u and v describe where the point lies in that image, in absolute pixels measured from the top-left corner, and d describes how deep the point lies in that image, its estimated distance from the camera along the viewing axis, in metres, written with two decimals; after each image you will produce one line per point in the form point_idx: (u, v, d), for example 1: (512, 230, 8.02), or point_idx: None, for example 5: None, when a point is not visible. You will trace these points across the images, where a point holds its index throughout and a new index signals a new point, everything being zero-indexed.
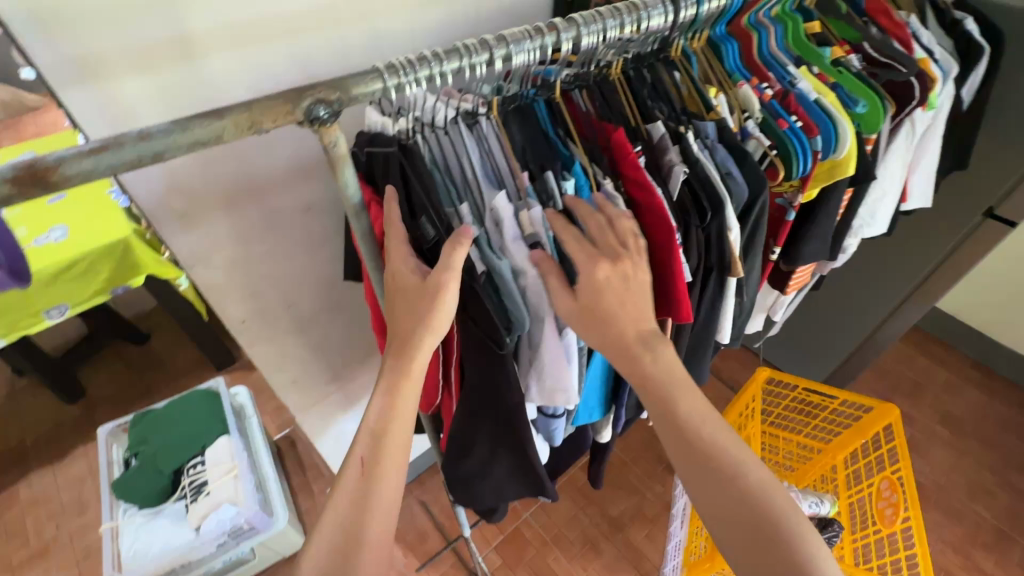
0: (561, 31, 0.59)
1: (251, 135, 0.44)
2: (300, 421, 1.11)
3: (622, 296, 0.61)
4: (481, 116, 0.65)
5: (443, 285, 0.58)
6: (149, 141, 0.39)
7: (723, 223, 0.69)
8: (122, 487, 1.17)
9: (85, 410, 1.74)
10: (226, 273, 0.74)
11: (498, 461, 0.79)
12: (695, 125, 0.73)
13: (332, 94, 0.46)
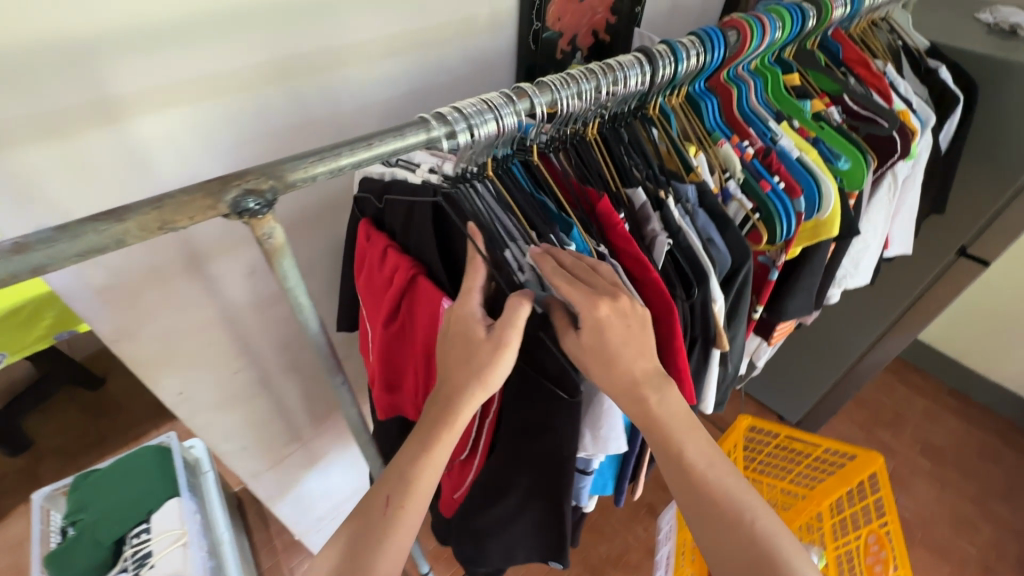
0: (534, 97, 0.57)
1: (163, 234, 0.38)
2: (254, 487, 1.01)
3: (625, 335, 0.54)
4: (478, 177, 0.61)
5: (506, 342, 0.54)
6: (25, 254, 0.33)
7: (709, 293, 0.65)
8: (55, 563, 1.05)
9: (30, 462, 1.61)
10: (157, 347, 0.66)
11: (520, 521, 0.74)
12: (676, 187, 0.69)
13: (263, 183, 0.41)
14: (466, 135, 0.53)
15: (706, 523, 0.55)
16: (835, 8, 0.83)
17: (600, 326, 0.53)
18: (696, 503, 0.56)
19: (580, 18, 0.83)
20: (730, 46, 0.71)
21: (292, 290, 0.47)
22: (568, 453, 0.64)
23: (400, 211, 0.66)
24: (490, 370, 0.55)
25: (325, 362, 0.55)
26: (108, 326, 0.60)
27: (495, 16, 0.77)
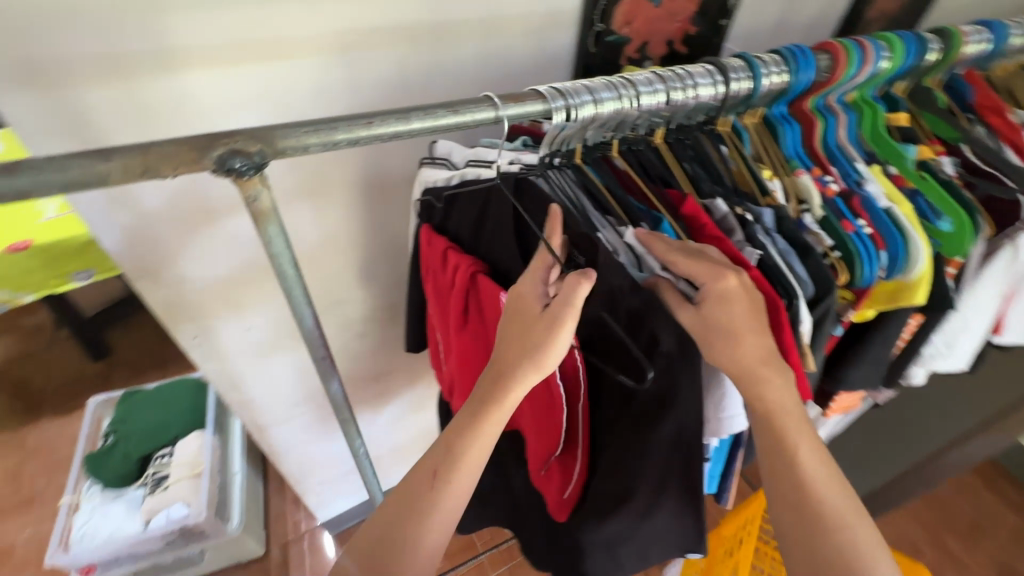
0: (615, 87, 0.53)
1: (146, 180, 0.38)
2: (259, 439, 1.05)
3: (752, 313, 0.49)
4: (567, 166, 0.60)
5: (560, 319, 0.49)
6: (13, 174, 0.33)
7: (794, 314, 0.54)
8: (92, 462, 1.17)
9: (104, 370, 1.81)
10: (179, 289, 0.70)
11: (654, 522, 0.57)
12: (750, 208, 0.60)
13: (253, 145, 0.40)
14: (582, 109, 0.51)
15: (797, 536, 0.50)
16: (966, 43, 0.70)
17: (730, 300, 0.48)
18: (791, 512, 0.51)
19: (656, 25, 0.77)
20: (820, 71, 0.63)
21: (277, 258, 0.46)
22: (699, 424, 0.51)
23: (472, 207, 0.62)
24: (544, 352, 0.50)
25: (307, 334, 0.53)
26: (133, 263, 0.64)
27: (563, 12, 0.73)
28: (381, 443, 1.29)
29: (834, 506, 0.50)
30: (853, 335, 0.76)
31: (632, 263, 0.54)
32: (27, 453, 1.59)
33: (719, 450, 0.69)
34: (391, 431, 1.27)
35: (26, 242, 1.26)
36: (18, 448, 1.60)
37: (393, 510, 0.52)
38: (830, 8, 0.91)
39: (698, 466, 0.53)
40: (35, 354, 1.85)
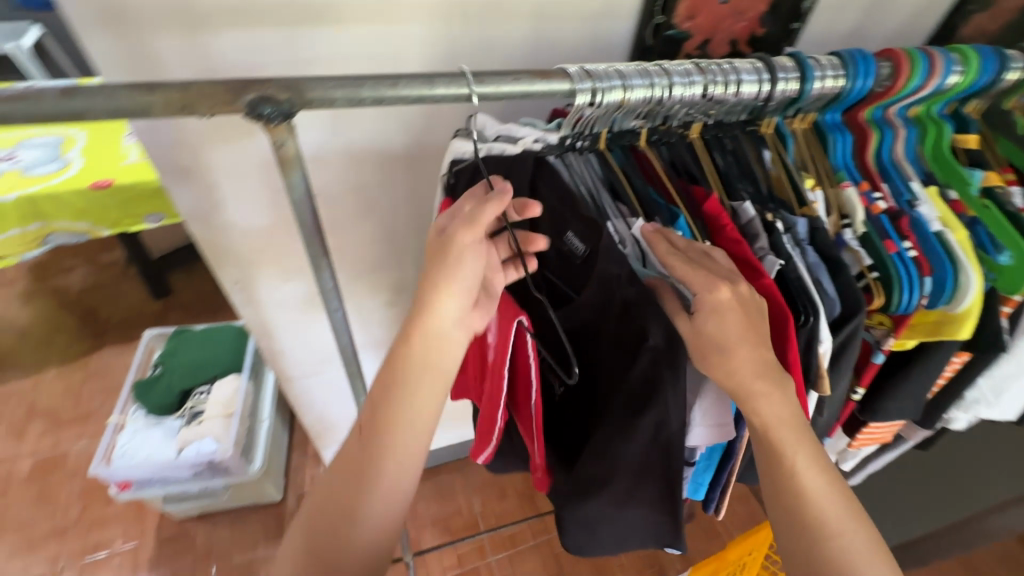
0: (653, 77, 0.53)
1: (185, 117, 0.41)
2: (286, 389, 1.09)
3: (750, 325, 0.48)
4: (590, 151, 0.62)
5: (458, 246, 0.49)
6: (70, 99, 0.37)
7: (815, 330, 0.53)
8: (140, 389, 1.28)
9: (163, 308, 1.96)
10: (223, 236, 0.75)
11: (632, 509, 0.59)
12: (784, 216, 0.60)
13: (283, 94, 0.42)
14: (607, 92, 0.51)
15: (788, 549, 0.49)
16: None
17: (723, 312, 0.48)
18: (785, 527, 0.49)
19: (720, 22, 0.74)
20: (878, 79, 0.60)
21: (297, 204, 0.49)
22: (678, 424, 0.52)
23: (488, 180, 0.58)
24: (440, 277, 0.50)
25: (324, 287, 0.56)
26: (186, 208, 0.70)
27: (617, 1, 0.72)
28: None
29: (830, 526, 0.47)
30: (893, 362, 0.72)
31: (635, 257, 0.55)
32: (89, 373, 1.76)
33: (708, 457, 0.67)
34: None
35: (109, 180, 1.40)
36: (82, 368, 1.77)
37: (332, 481, 0.51)
38: (912, 20, 0.85)
39: (675, 462, 0.54)
40: (107, 285, 2.03)
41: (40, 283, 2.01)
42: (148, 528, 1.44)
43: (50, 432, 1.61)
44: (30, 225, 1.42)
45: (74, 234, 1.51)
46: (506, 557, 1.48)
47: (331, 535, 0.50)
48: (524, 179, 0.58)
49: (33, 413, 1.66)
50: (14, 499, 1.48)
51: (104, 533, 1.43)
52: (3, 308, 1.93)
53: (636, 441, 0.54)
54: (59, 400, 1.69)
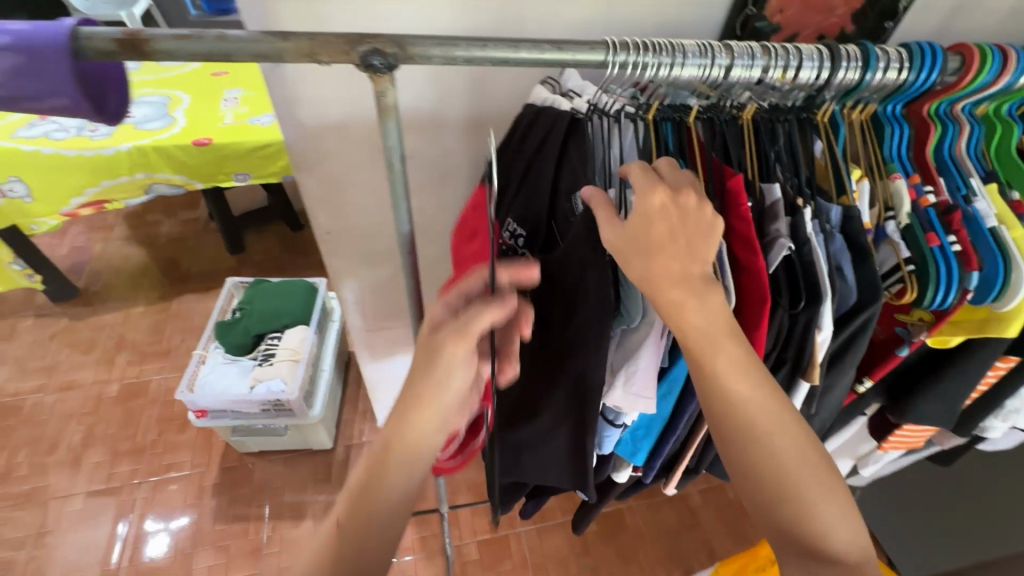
0: (715, 56, 0.56)
1: (309, 63, 0.48)
2: (353, 339, 1.10)
3: (671, 231, 0.51)
4: (636, 118, 0.64)
5: (446, 346, 0.53)
6: (223, 42, 0.46)
7: (815, 317, 0.58)
8: (220, 329, 1.40)
9: (238, 262, 2.13)
10: (322, 187, 0.81)
11: (557, 438, 0.72)
12: (818, 203, 0.62)
13: (390, 48, 0.48)
14: (653, 68, 0.56)
15: (752, 476, 0.51)
16: None
17: (651, 217, 0.51)
18: (743, 455, 0.51)
19: (810, 17, 0.75)
20: (945, 72, 0.61)
21: (392, 153, 0.52)
22: (595, 379, 0.61)
23: (537, 134, 0.65)
24: (442, 373, 0.53)
25: (400, 226, 0.58)
26: (301, 164, 0.77)
27: None
28: None
29: (778, 444, 0.50)
30: (920, 357, 0.74)
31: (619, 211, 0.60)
32: (171, 314, 1.94)
33: (649, 427, 0.74)
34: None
35: (208, 139, 1.54)
36: (165, 309, 1.95)
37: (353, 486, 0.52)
38: (1000, 27, 0.84)
39: (590, 407, 0.64)
40: (191, 237, 2.22)
41: (135, 229, 2.22)
42: (213, 457, 1.59)
43: (136, 362, 1.79)
44: (138, 174, 1.58)
45: (172, 185, 1.65)
46: (534, 529, 1.54)
47: (354, 536, 0.50)
48: (558, 135, 0.63)
49: (123, 344, 1.85)
50: (103, 417, 1.67)
51: (176, 456, 1.59)
52: (104, 248, 2.15)
53: (568, 375, 0.65)
54: (145, 335, 1.87)
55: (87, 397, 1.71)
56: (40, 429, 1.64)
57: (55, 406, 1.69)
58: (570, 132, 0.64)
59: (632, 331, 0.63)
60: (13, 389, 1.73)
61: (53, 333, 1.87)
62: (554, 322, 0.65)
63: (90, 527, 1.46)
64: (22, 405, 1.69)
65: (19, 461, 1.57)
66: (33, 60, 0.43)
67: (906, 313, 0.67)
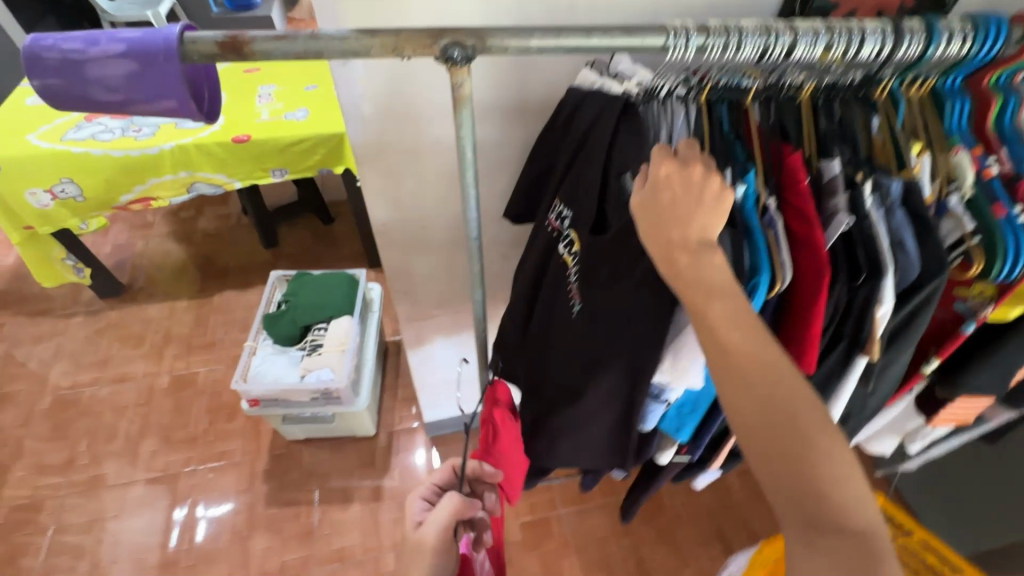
0: (777, 35, 0.55)
1: (393, 58, 0.47)
2: (402, 329, 1.13)
3: (681, 192, 0.52)
4: (690, 100, 0.64)
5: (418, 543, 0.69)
6: (315, 40, 0.44)
7: (876, 292, 0.58)
8: (269, 321, 1.44)
9: (272, 256, 2.17)
10: (378, 177, 0.82)
11: (599, 418, 0.73)
12: (878, 177, 0.61)
13: (470, 39, 0.46)
14: (716, 46, 0.54)
15: (763, 443, 0.47)
16: None
17: (660, 185, 0.52)
18: (759, 419, 0.47)
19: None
20: (1008, 43, 0.60)
21: (464, 144, 0.51)
22: (644, 354, 0.62)
23: (588, 115, 0.66)
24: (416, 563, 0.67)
25: (468, 214, 0.57)
26: (363, 158, 0.79)
27: None
28: None
29: (806, 416, 0.46)
30: (986, 332, 0.72)
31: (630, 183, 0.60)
32: (213, 308, 2.00)
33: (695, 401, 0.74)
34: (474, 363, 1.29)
35: (246, 136, 1.57)
36: (206, 303, 2.01)
37: None
38: None
39: (643, 382, 0.64)
40: (226, 233, 2.27)
41: (173, 227, 2.29)
42: (262, 445, 1.65)
43: (183, 355, 1.86)
44: (180, 172, 1.61)
45: (212, 185, 1.68)
46: (574, 511, 1.57)
47: None
48: (610, 119, 0.63)
49: (169, 337, 1.91)
50: (156, 407, 1.74)
51: (227, 445, 1.65)
52: (145, 246, 2.22)
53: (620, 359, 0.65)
54: (190, 328, 1.94)
55: (140, 388, 1.78)
56: (98, 419, 1.72)
57: (109, 398, 1.76)
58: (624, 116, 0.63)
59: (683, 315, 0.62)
60: (70, 382, 1.81)
61: (103, 328, 1.95)
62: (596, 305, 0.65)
63: (151, 512, 1.53)
64: (80, 397, 1.77)
65: (80, 451, 1.65)
66: (147, 67, 0.43)
67: (965, 288, 0.67)
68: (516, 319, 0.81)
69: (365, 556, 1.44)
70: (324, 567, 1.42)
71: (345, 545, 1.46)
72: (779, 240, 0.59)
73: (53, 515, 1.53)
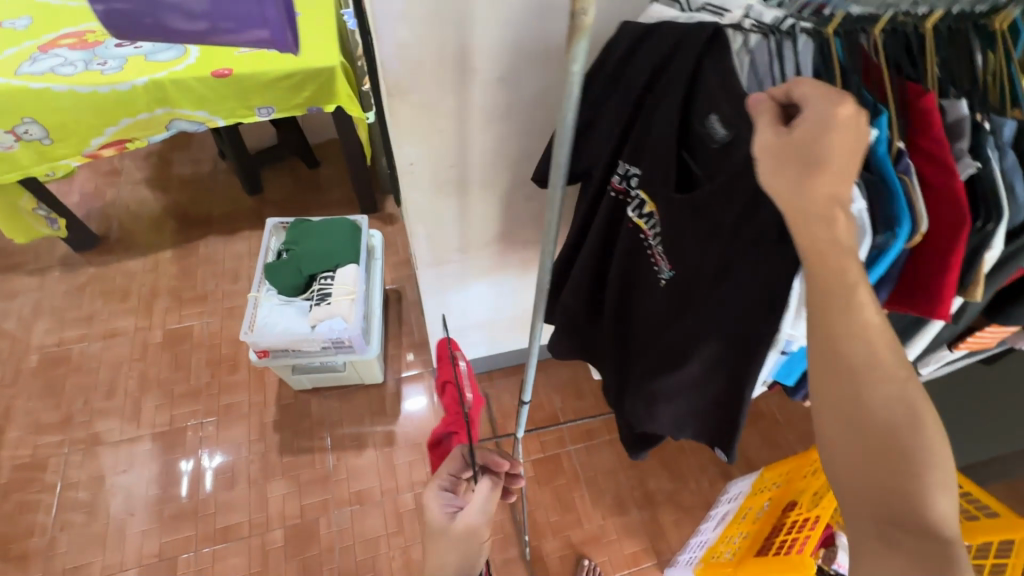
0: None
1: None
2: (418, 274, 1.10)
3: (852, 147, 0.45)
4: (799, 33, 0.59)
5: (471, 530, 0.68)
6: None
7: (988, 240, 0.60)
8: (272, 268, 1.39)
9: (258, 203, 2.06)
10: (413, 112, 0.78)
11: (707, 383, 0.71)
12: (992, 117, 0.60)
13: None
14: None
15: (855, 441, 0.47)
16: None
17: (834, 127, 0.45)
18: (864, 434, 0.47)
19: None
20: None
21: (573, 82, 0.43)
22: (763, 328, 0.60)
23: (658, 50, 0.61)
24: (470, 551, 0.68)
25: (560, 162, 0.48)
26: (397, 92, 0.75)
27: None
28: (503, 332, 1.39)
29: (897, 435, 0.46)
30: None
31: (714, 129, 0.58)
32: (200, 259, 1.91)
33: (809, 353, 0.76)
34: (492, 307, 1.26)
35: (228, 70, 1.43)
36: (192, 255, 1.92)
37: None
38: None
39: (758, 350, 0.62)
40: (204, 179, 2.13)
41: (144, 173, 2.13)
42: (269, 396, 1.63)
43: (174, 308, 1.79)
44: (156, 110, 1.48)
45: (193, 123, 1.55)
46: (583, 447, 1.63)
47: None
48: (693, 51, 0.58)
49: (157, 291, 1.83)
50: (153, 361, 1.69)
51: (232, 397, 1.62)
52: (116, 194, 2.07)
53: (718, 324, 0.65)
54: (177, 280, 1.85)
55: (132, 343, 1.72)
56: (92, 376, 1.66)
57: (102, 353, 1.70)
58: (709, 48, 0.58)
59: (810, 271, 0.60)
60: (56, 339, 1.72)
61: (84, 283, 1.85)
62: (698, 271, 0.64)
63: (161, 465, 1.52)
64: (69, 354, 1.70)
65: (77, 408, 1.60)
66: None
67: None
68: (585, 279, 0.82)
69: (384, 498, 1.47)
70: (344, 509, 1.45)
71: (363, 488, 1.48)
72: (916, 186, 0.55)
73: (59, 472, 1.51)
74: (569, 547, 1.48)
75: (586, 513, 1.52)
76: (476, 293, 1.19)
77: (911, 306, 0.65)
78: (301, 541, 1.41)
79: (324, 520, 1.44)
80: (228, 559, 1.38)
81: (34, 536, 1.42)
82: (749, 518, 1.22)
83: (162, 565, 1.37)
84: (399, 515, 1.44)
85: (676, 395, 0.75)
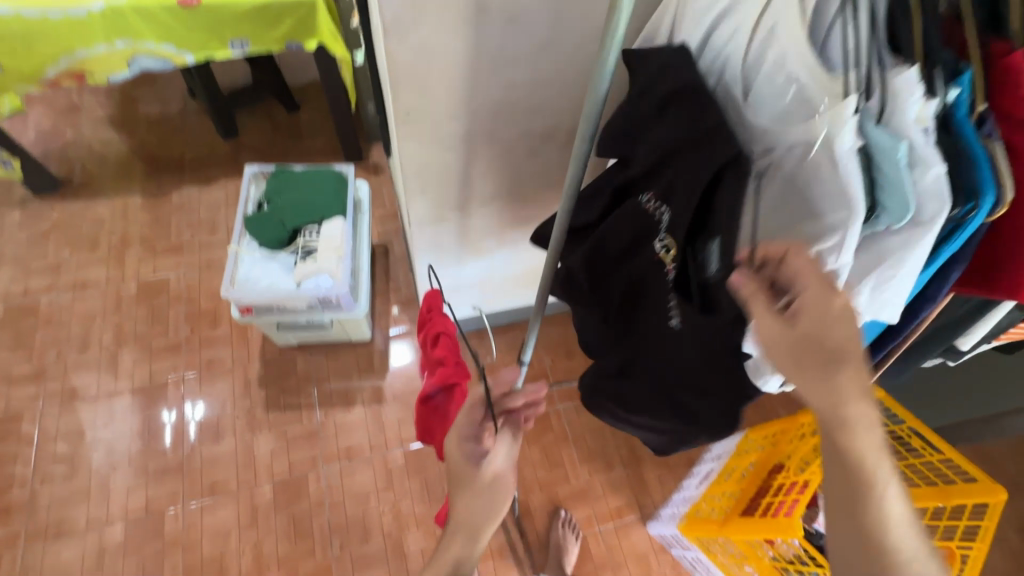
0: None
1: None
2: (410, 233, 1.05)
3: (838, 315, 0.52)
4: None
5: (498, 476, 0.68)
6: None
7: None
8: (253, 222, 1.30)
9: (234, 148, 1.93)
10: (412, 55, 0.71)
11: (653, 417, 0.78)
12: None
13: None
14: None
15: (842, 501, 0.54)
16: None
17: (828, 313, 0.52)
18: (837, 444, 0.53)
19: None
20: None
21: (614, 41, 0.43)
22: (733, 396, 0.68)
23: (688, 112, 0.62)
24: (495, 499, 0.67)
25: (591, 121, 0.50)
26: (396, 32, 0.67)
27: None
28: (496, 292, 1.35)
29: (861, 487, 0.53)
30: None
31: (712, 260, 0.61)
32: (173, 207, 1.80)
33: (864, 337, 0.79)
34: (487, 266, 1.22)
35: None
36: (165, 202, 1.81)
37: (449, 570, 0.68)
38: None
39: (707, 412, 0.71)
40: (173, 119, 1.98)
41: (107, 111, 1.97)
42: (253, 351, 1.59)
43: (147, 259, 1.70)
44: (115, 43, 1.35)
45: (158, 59, 1.41)
46: (572, 406, 1.65)
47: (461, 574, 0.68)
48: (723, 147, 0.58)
49: (128, 239, 1.73)
50: (128, 314, 1.62)
51: (214, 351, 1.58)
52: (77, 134, 1.91)
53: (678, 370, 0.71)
54: (150, 230, 1.75)
55: (105, 295, 1.64)
56: (64, 328, 1.59)
57: (72, 305, 1.62)
58: (729, 162, 0.58)
59: (893, 235, 0.58)
60: (21, 289, 1.63)
61: (48, 229, 1.73)
62: (684, 351, 0.68)
63: (141, 420, 1.48)
64: (37, 306, 1.61)
65: (51, 361, 1.54)
66: None
67: None
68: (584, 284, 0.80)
69: (373, 454, 1.47)
70: (332, 464, 1.45)
71: (352, 444, 1.48)
72: (1002, 153, 0.53)
73: (35, 425, 1.46)
74: (556, 502, 1.52)
75: (573, 469, 1.56)
76: (485, 256, 1.17)
77: (986, 287, 0.64)
78: (290, 496, 1.41)
79: (313, 475, 1.43)
80: (216, 512, 1.38)
81: (14, 488, 1.39)
82: (733, 478, 1.25)
83: (149, 518, 1.37)
84: (388, 471, 1.45)
85: (633, 409, 0.81)
